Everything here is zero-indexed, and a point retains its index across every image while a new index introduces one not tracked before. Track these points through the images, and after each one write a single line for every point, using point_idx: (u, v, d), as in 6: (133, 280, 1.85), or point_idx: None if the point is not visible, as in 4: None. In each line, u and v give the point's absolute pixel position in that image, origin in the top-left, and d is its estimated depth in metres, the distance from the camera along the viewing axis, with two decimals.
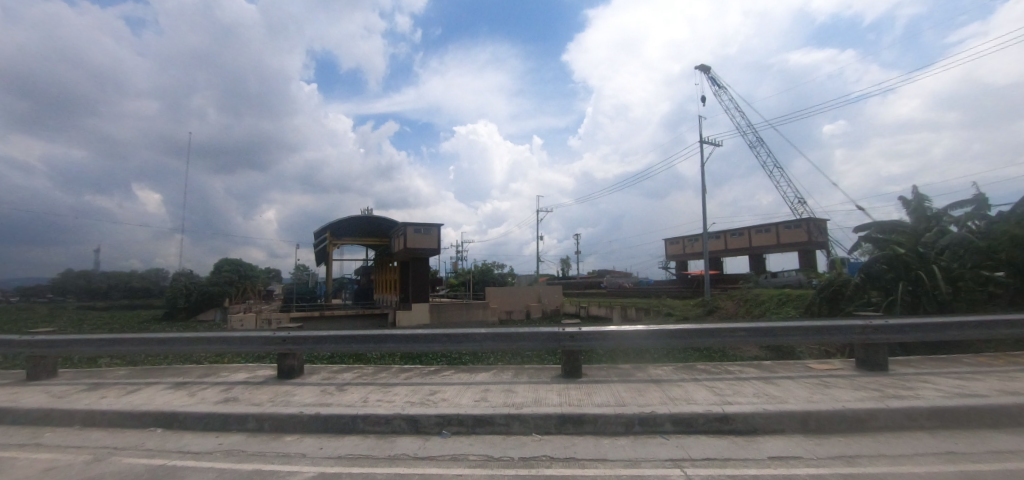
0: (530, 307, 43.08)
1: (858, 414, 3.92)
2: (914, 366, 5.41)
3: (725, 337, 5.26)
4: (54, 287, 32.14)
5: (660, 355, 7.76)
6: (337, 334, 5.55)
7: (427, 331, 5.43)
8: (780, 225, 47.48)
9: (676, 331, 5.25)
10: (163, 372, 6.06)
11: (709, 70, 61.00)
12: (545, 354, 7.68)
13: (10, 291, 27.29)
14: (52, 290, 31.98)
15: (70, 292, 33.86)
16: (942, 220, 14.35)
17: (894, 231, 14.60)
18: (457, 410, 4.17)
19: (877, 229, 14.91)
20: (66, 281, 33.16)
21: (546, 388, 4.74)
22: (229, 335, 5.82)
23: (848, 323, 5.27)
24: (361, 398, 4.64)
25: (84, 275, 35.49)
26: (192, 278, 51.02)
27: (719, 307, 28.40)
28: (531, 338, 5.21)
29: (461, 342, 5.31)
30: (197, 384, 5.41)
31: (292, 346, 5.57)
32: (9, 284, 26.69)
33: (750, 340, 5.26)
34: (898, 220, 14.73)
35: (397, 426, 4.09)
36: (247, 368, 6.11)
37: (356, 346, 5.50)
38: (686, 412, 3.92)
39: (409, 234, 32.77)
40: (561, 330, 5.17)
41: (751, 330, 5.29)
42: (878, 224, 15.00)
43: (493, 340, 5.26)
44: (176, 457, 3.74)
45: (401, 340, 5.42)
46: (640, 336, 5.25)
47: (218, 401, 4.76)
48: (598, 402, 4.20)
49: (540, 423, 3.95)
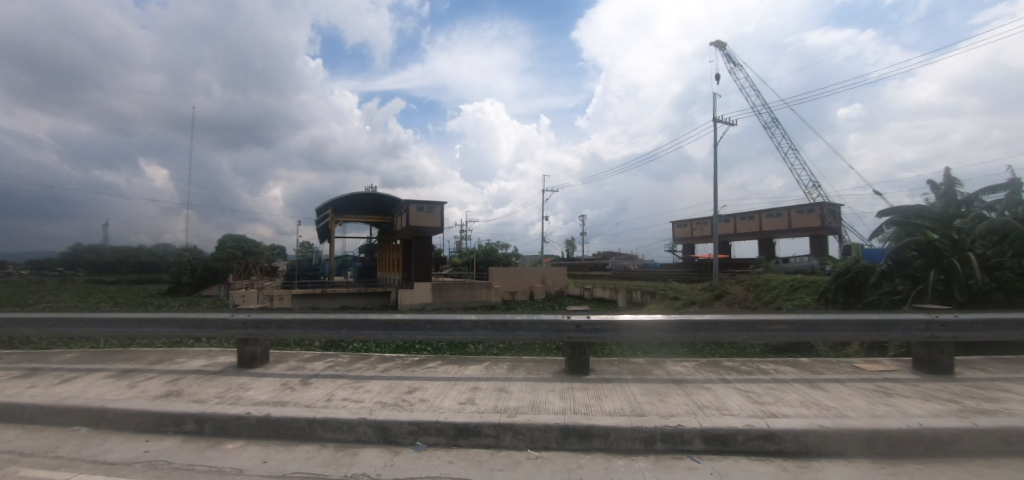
0: (534, 288, 42.63)
1: (939, 434, 3.06)
2: (981, 368, 4.56)
3: (761, 331, 4.40)
4: (64, 261, 31.99)
5: (672, 349, 6.90)
6: (305, 317, 4.78)
7: (408, 316, 4.63)
8: (793, 209, 46.01)
9: (699, 322, 4.40)
10: (115, 357, 5.41)
11: (725, 45, 58.19)
12: (543, 344, 6.89)
13: (21, 265, 27.10)
14: (62, 264, 31.82)
15: (79, 266, 33.73)
16: (974, 206, 13.28)
17: (918, 216, 13.23)
18: (436, 416, 3.40)
19: (900, 215, 13.53)
20: (76, 256, 33.11)
21: (546, 387, 3.95)
22: (182, 317, 5.05)
23: (908, 318, 4.37)
24: (324, 396, 3.88)
25: (93, 249, 35.29)
26: (196, 253, 50.81)
27: (727, 292, 27.42)
28: (530, 328, 4.39)
29: (448, 331, 4.50)
30: (145, 373, 4.75)
31: (253, 331, 4.80)
32: (18, 258, 26.39)
33: (790, 335, 4.41)
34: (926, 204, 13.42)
35: (361, 434, 3.34)
36: (208, 353, 5.43)
37: (326, 333, 4.74)
38: (721, 427, 3.11)
39: (412, 212, 31.95)
40: (566, 318, 4.35)
41: (792, 324, 4.43)
42: (902, 208, 13.60)
43: (486, 330, 4.44)
44: (84, 469, 3.02)
45: (379, 327, 4.63)
46: (659, 329, 4.42)
47: (158, 395, 4.07)
48: (610, 410, 3.39)
49: (538, 436, 3.17)
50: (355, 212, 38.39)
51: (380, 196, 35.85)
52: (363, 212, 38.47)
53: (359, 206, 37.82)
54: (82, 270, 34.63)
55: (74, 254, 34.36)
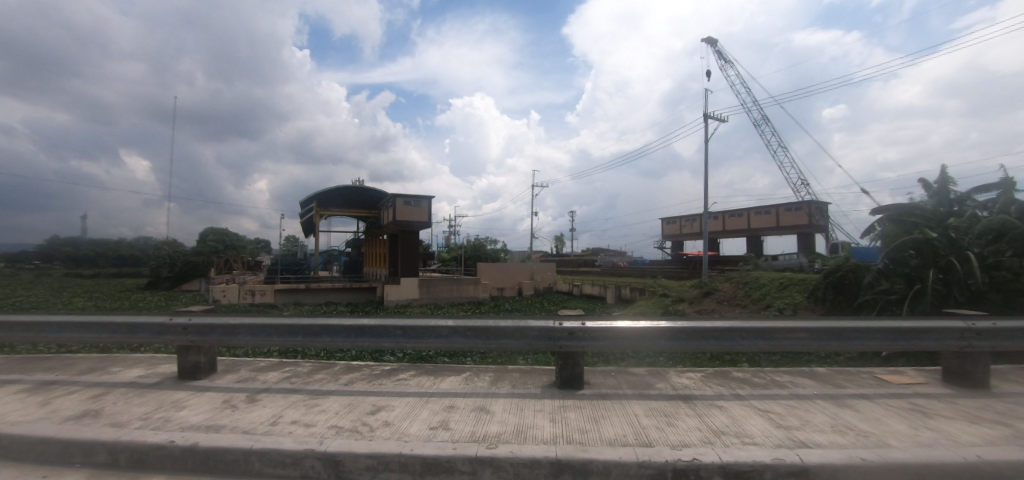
0: (522, 284, 42.24)
1: (1001, 470, 2.57)
2: (1014, 382, 4.13)
3: (779, 340, 3.89)
4: (39, 254, 30.65)
5: (668, 357, 6.35)
6: (256, 322, 4.08)
7: (377, 320, 3.97)
8: (781, 207, 46.29)
9: (708, 329, 3.88)
10: (38, 366, 4.63)
11: (715, 42, 57.99)
12: (527, 353, 6.28)
13: None
14: (37, 258, 30.49)
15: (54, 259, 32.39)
16: (966, 204, 13.11)
17: (912, 214, 13.08)
18: (401, 446, 2.78)
19: (893, 213, 13.36)
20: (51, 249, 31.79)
21: (533, 407, 3.38)
22: (112, 321, 4.27)
23: (941, 326, 3.92)
24: (271, 418, 3.24)
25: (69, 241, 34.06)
26: (176, 247, 49.08)
27: (716, 289, 27.13)
28: (518, 336, 3.80)
29: (422, 339, 3.85)
30: (65, 386, 4.00)
31: (194, 337, 4.06)
32: None
33: (813, 344, 3.90)
34: (918, 202, 13.20)
35: (307, 470, 2.71)
36: (148, 361, 4.70)
37: (279, 340, 4.04)
38: (745, 461, 2.56)
39: (399, 206, 31.10)
40: (557, 325, 3.77)
41: (814, 332, 3.93)
42: (895, 207, 13.51)
43: (466, 338, 3.81)
44: None
45: (341, 334, 3.93)
46: (664, 337, 3.87)
47: (67, 417, 3.32)
48: (609, 439, 2.82)
49: (524, 474, 2.59)
50: (341, 205, 37.25)
51: (366, 189, 34.86)
52: (348, 206, 37.40)
53: (345, 200, 36.72)
54: (57, 263, 33.27)
55: (49, 247, 32.92)
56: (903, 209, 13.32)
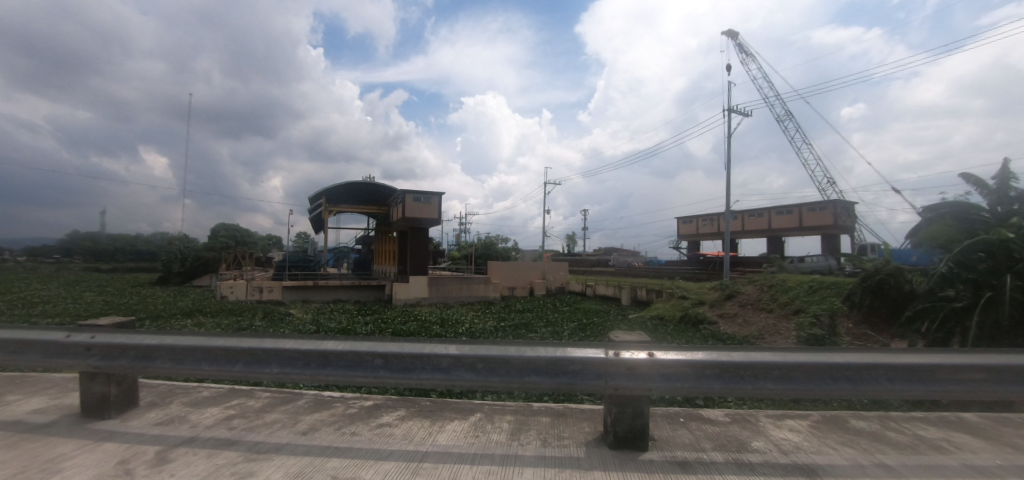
0: (533, 284, 40.97)
1: None
2: None
3: (947, 385, 2.57)
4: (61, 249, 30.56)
5: (721, 399, 4.99)
6: (179, 343, 2.89)
7: (347, 343, 2.75)
8: (804, 206, 44.07)
9: (837, 368, 2.52)
10: None
11: (736, 35, 55.32)
12: (543, 394, 4.96)
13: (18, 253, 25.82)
14: None
15: None
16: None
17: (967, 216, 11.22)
18: None
19: (948, 213, 11.55)
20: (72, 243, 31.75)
21: None
22: None
23: None
24: None
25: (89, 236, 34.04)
26: (188, 242, 48.96)
27: (739, 292, 25.33)
28: (550, 373, 2.55)
29: (412, 373, 2.62)
30: None
31: (99, 363, 2.93)
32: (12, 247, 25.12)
33: (995, 394, 2.58)
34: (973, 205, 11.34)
35: None
36: (60, 389, 3.59)
37: (209, 370, 2.82)
38: None
39: (408, 202, 30.11)
40: (611, 358, 2.51)
41: (997, 374, 2.60)
42: (946, 205, 11.67)
43: (474, 373, 2.57)
44: None
45: (294, 362, 2.71)
46: (773, 379, 2.51)
47: None
48: None
49: None
50: (349, 202, 36.42)
51: (376, 186, 33.94)
52: (357, 202, 36.53)
53: (354, 196, 35.84)
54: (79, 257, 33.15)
55: (70, 242, 32.82)
56: (958, 210, 11.39)
